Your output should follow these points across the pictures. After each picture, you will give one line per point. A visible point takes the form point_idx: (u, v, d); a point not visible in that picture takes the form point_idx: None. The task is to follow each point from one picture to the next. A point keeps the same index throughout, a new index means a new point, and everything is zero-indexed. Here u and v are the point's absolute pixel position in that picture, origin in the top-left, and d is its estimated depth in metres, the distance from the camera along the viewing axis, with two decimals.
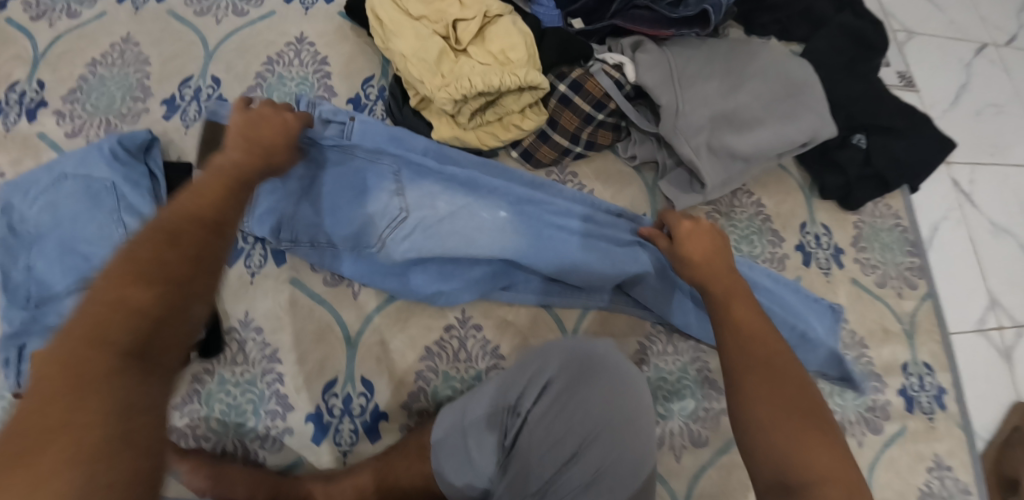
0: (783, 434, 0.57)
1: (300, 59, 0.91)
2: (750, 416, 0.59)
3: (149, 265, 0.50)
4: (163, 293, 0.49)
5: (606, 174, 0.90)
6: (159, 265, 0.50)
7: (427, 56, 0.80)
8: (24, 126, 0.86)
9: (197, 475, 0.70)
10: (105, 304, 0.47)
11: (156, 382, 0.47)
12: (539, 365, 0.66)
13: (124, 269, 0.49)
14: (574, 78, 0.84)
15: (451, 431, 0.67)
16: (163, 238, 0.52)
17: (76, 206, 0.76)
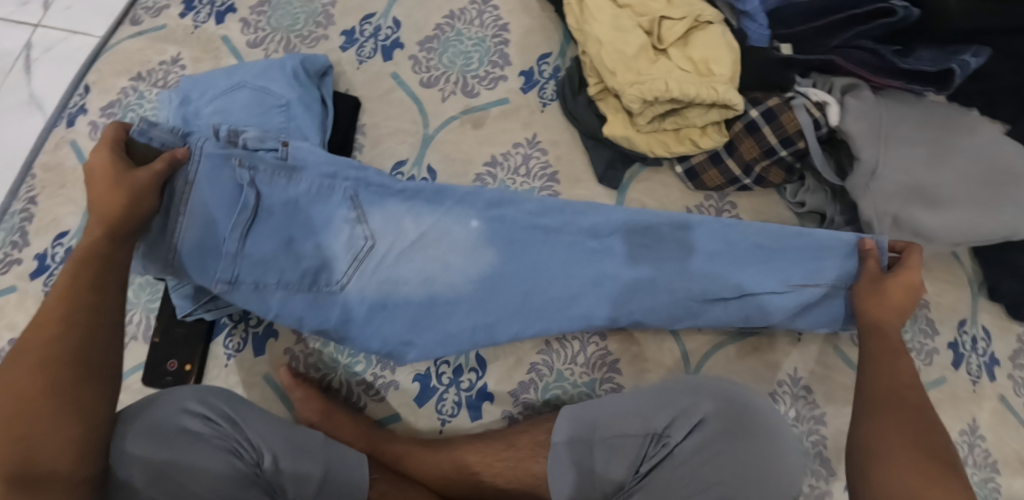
0: (906, 470, 0.58)
1: (481, 19, 0.88)
2: (867, 440, 0.62)
3: (61, 338, 0.57)
4: (67, 354, 0.57)
5: (767, 213, 0.83)
6: (65, 315, 0.58)
7: (626, 47, 0.76)
8: (209, 27, 0.87)
9: (308, 405, 0.72)
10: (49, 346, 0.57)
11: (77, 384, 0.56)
12: (694, 402, 0.65)
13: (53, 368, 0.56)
14: (770, 106, 0.77)
15: (581, 440, 0.66)
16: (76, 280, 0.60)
17: (248, 115, 0.77)
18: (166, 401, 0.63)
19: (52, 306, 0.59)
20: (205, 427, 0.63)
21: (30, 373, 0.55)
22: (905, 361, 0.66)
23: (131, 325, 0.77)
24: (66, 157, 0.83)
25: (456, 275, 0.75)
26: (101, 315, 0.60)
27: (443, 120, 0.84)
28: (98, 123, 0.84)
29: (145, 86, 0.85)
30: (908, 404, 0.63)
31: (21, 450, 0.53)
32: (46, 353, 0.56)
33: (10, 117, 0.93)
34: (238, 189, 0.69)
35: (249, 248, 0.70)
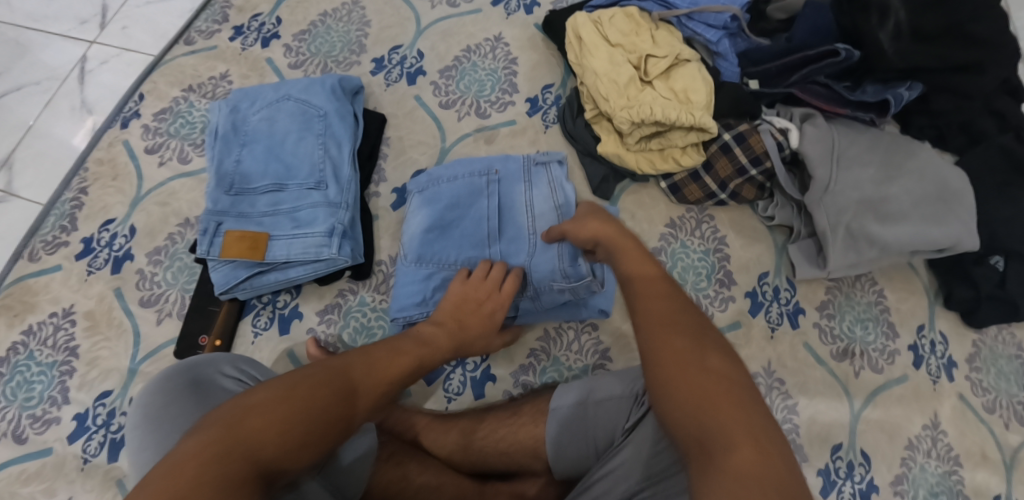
0: (726, 426, 0.55)
1: (494, 54, 1.01)
2: (672, 415, 0.58)
3: (293, 401, 0.59)
4: (223, 447, 0.55)
5: (742, 226, 0.95)
6: (320, 403, 0.60)
7: (617, 78, 0.88)
8: (255, 50, 0.99)
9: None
10: (276, 426, 0.57)
11: (233, 463, 0.54)
12: None
13: (219, 447, 0.55)
14: (741, 131, 0.89)
15: (575, 405, 0.73)
16: (322, 387, 0.62)
17: (291, 122, 0.87)
18: (203, 365, 0.70)
19: (298, 394, 0.60)
20: (239, 385, 0.70)
21: (257, 424, 0.57)
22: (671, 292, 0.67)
23: (168, 302, 0.83)
24: (119, 154, 0.91)
25: (471, 248, 0.84)
26: (332, 420, 0.61)
27: (458, 137, 0.95)
28: (150, 126, 0.93)
29: (195, 97, 0.95)
30: (688, 332, 0.62)
31: (213, 487, 0.52)
32: (213, 448, 0.54)
33: (63, 120, 1.00)
34: (293, 180, 0.84)
35: (313, 223, 0.81)
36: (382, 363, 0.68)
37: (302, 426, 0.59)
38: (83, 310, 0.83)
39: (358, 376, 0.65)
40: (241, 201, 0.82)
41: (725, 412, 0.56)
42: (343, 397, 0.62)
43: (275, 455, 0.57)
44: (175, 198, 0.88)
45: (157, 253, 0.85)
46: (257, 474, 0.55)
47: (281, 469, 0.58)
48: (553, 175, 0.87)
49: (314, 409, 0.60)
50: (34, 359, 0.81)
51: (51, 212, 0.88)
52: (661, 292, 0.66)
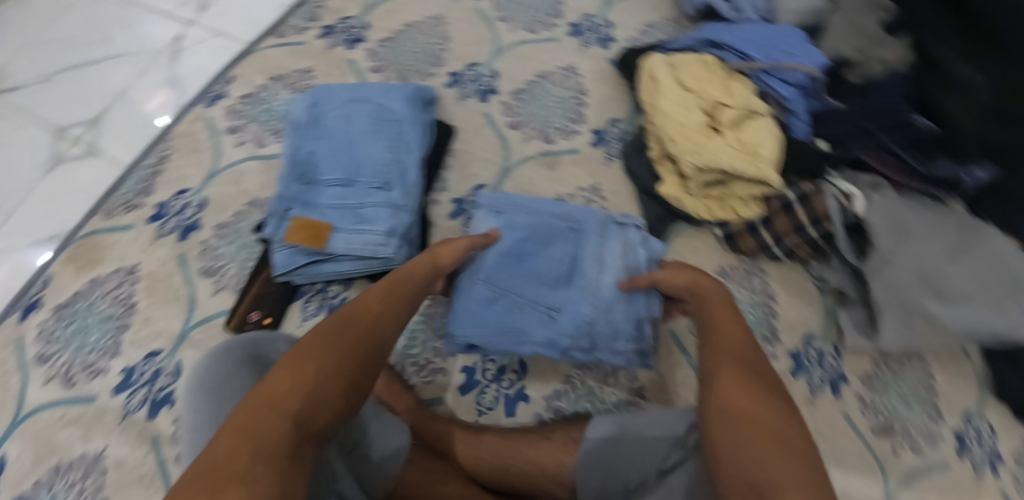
0: (778, 471, 0.53)
1: (566, 83, 1.03)
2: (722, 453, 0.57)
3: (303, 355, 0.61)
4: (257, 409, 0.56)
5: (793, 284, 0.94)
6: (325, 350, 0.62)
7: (687, 122, 0.88)
8: (340, 50, 1.04)
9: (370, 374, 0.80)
10: (297, 380, 0.59)
11: (270, 420, 0.55)
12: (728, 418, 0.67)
13: (253, 409, 0.56)
14: (804, 190, 0.87)
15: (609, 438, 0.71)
16: (328, 341, 0.63)
17: (363, 121, 0.89)
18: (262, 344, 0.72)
19: (308, 350, 0.62)
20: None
21: (284, 384, 0.59)
22: (736, 332, 0.66)
23: (225, 276, 0.86)
24: (200, 130, 0.97)
25: (540, 286, 0.82)
26: (343, 365, 0.62)
27: (521, 157, 0.96)
28: (233, 108, 0.99)
29: (279, 87, 1.00)
30: (747, 367, 0.62)
31: (252, 448, 0.53)
32: (251, 412, 0.56)
33: (151, 90, 1.05)
34: (361, 177, 0.85)
35: (376, 223, 0.83)
36: (383, 301, 0.69)
37: (315, 373, 0.60)
38: (146, 271, 0.87)
39: (365, 321, 0.66)
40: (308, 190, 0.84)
41: (782, 457, 0.54)
42: (363, 352, 0.65)
43: (314, 411, 0.59)
44: (246, 178, 0.93)
45: (223, 227, 0.89)
46: (294, 428, 0.56)
47: (314, 422, 0.59)
48: (628, 236, 0.85)
49: (323, 358, 0.61)
50: (95, 309, 0.85)
51: (133, 174, 0.94)
52: (733, 330, 0.67)
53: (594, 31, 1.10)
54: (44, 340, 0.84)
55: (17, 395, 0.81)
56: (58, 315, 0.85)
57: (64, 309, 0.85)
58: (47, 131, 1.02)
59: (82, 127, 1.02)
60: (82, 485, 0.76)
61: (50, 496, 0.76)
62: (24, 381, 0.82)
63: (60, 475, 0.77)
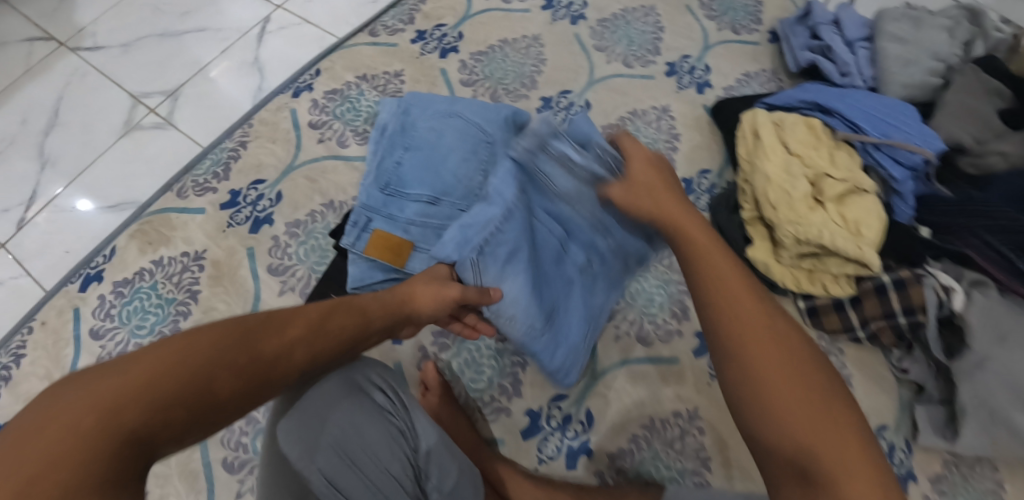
0: None
1: (659, 124, 1.00)
2: None
3: (176, 349, 0.48)
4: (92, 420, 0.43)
5: (869, 369, 0.90)
6: (209, 345, 0.50)
7: (791, 189, 0.84)
8: (431, 58, 1.01)
9: (437, 411, 0.77)
10: (155, 383, 0.46)
11: (96, 433, 0.43)
12: None
13: (86, 415, 0.44)
14: (901, 277, 0.84)
15: None
16: (209, 338, 0.50)
17: (455, 137, 0.85)
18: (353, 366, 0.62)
19: (179, 344, 0.49)
20: (387, 402, 0.61)
21: (172, 349, 0.48)
22: (736, 267, 0.60)
23: (293, 277, 0.84)
24: (283, 120, 0.94)
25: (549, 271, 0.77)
26: (213, 367, 0.49)
27: None
28: (318, 102, 0.96)
29: (367, 87, 0.97)
30: (832, 413, 0.50)
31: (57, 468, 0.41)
32: (71, 416, 0.43)
33: (232, 71, 1.05)
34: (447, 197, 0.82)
35: None
36: (315, 319, 0.57)
37: (170, 367, 0.47)
38: (211, 258, 0.85)
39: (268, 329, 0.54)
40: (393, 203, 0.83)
41: None
42: (226, 370, 0.50)
43: (198, 385, 0.48)
44: (324, 178, 0.90)
45: (295, 226, 0.86)
46: (127, 447, 0.44)
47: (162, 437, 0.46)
48: (565, 153, 0.75)
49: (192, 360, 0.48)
50: (156, 290, 0.83)
51: (208, 155, 0.92)
52: (768, 332, 0.54)
53: (691, 74, 1.05)
54: (101, 315, 0.83)
55: (68, 367, 0.80)
56: (118, 291, 0.84)
57: (125, 285, 0.84)
58: (126, 97, 1.03)
59: (159, 97, 1.03)
60: None
61: None
62: (77, 355, 0.81)
63: None
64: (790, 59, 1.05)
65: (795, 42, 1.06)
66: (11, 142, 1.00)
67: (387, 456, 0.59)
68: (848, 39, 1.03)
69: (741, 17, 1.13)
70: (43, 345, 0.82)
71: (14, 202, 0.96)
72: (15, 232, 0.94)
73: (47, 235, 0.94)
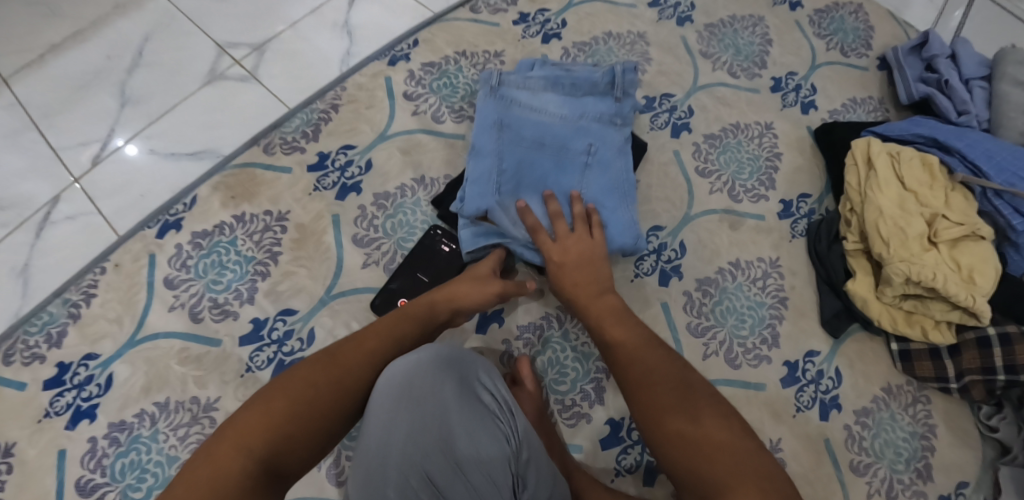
0: None
1: (760, 140, 0.96)
2: None
3: (288, 387, 0.59)
4: (274, 417, 0.57)
5: (957, 423, 0.86)
6: (310, 379, 0.60)
7: (906, 227, 0.80)
8: (534, 41, 0.97)
9: (526, 405, 0.70)
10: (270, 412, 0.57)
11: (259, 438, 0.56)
12: None
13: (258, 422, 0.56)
14: (1010, 331, 0.80)
15: None
16: (311, 376, 0.61)
17: (553, 101, 0.80)
18: (467, 363, 0.65)
19: (295, 387, 0.59)
20: (495, 403, 0.64)
21: (289, 387, 0.59)
22: (625, 323, 0.68)
23: (379, 251, 0.79)
24: (378, 88, 0.88)
25: (607, 195, 0.76)
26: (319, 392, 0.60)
27: (705, 210, 0.88)
28: (414, 75, 0.90)
29: (466, 63, 0.93)
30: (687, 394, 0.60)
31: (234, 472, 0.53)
32: (256, 418, 0.57)
33: (324, 32, 1.02)
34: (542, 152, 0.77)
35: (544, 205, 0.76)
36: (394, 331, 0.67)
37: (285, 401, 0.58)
38: (295, 221, 0.80)
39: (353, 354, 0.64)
40: (517, 161, 0.76)
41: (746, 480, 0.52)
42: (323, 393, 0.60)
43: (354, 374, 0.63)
44: (421, 149, 0.84)
45: (384, 198, 0.81)
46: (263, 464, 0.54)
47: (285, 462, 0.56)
48: (553, 82, 0.80)
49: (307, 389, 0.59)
50: (235, 246, 0.79)
51: (298, 114, 0.86)
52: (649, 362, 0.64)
53: (797, 92, 1.02)
54: (177, 265, 0.78)
55: (140, 313, 0.76)
56: (196, 242, 0.79)
57: (204, 238, 0.80)
58: (212, 46, 1.01)
59: (247, 49, 1.01)
60: (189, 429, 0.72)
61: (152, 432, 0.71)
62: (149, 303, 0.76)
63: (167, 413, 0.72)
64: (901, 90, 1.02)
65: (908, 72, 1.02)
66: (93, 75, 0.98)
67: (493, 465, 0.60)
68: (965, 76, 1.00)
69: (851, 39, 1.09)
70: (116, 287, 0.78)
71: (93, 136, 0.95)
72: (90, 168, 0.92)
73: (125, 172, 0.92)
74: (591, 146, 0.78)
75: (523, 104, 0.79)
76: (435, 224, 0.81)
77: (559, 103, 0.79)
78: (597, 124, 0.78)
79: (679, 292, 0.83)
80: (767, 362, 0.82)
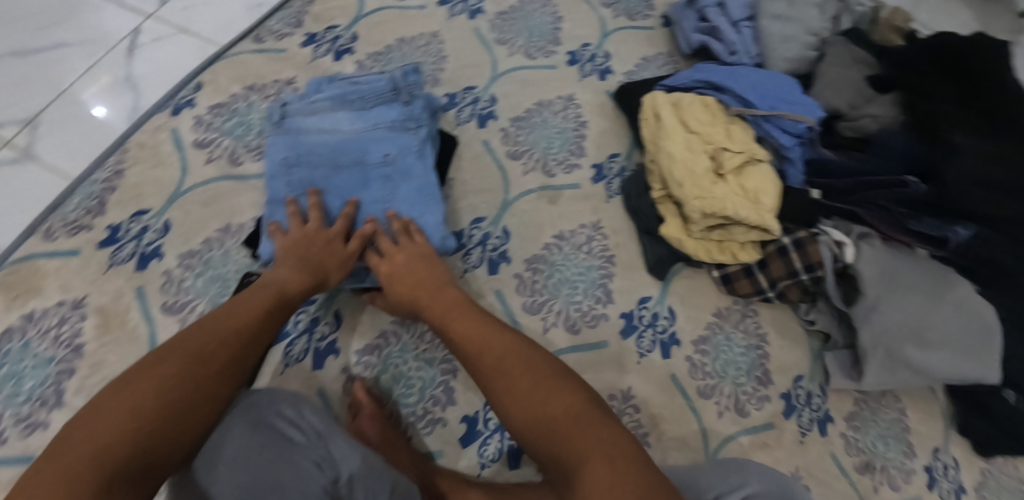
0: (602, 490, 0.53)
1: (564, 113, 1.01)
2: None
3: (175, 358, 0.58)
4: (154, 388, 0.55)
5: (783, 327, 0.96)
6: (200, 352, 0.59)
7: (694, 167, 0.87)
8: (327, 61, 0.97)
9: (372, 429, 0.72)
10: (157, 379, 0.56)
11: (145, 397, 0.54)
12: (741, 479, 0.70)
13: (144, 387, 0.55)
14: (799, 236, 0.90)
15: None
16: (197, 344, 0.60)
17: (344, 116, 0.80)
18: (266, 403, 0.64)
19: (180, 355, 0.58)
20: (301, 434, 0.64)
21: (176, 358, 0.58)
22: (469, 314, 0.70)
23: (193, 313, 0.76)
24: (163, 140, 0.86)
25: (409, 205, 0.78)
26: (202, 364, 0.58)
27: (522, 191, 0.93)
28: (202, 119, 0.88)
29: (254, 96, 0.91)
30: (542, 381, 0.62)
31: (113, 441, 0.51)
32: (143, 385, 0.55)
33: (102, 92, 0.96)
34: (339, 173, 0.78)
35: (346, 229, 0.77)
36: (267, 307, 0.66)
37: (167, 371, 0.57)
38: (95, 305, 0.76)
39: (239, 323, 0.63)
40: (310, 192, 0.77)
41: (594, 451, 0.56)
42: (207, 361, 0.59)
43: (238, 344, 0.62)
44: (223, 198, 0.83)
45: (189, 256, 0.79)
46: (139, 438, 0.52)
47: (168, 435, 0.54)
48: (342, 99, 0.81)
49: (197, 361, 0.58)
50: (30, 350, 0.73)
51: (77, 190, 0.82)
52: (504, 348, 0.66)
53: (592, 61, 1.07)
54: None
55: None
56: None
57: None
58: None
59: (16, 128, 0.93)
60: None
61: None
62: None
63: None
64: (682, 42, 1.10)
65: (685, 24, 1.10)
66: None
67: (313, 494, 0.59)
68: (733, 19, 1.07)
69: (636, 4, 1.16)
70: None
71: None
72: None
73: None
74: (387, 153, 0.78)
75: (316, 128, 0.79)
76: (249, 269, 0.79)
77: (350, 118, 0.80)
78: (389, 131, 0.79)
79: (510, 276, 0.87)
80: (604, 320, 0.87)
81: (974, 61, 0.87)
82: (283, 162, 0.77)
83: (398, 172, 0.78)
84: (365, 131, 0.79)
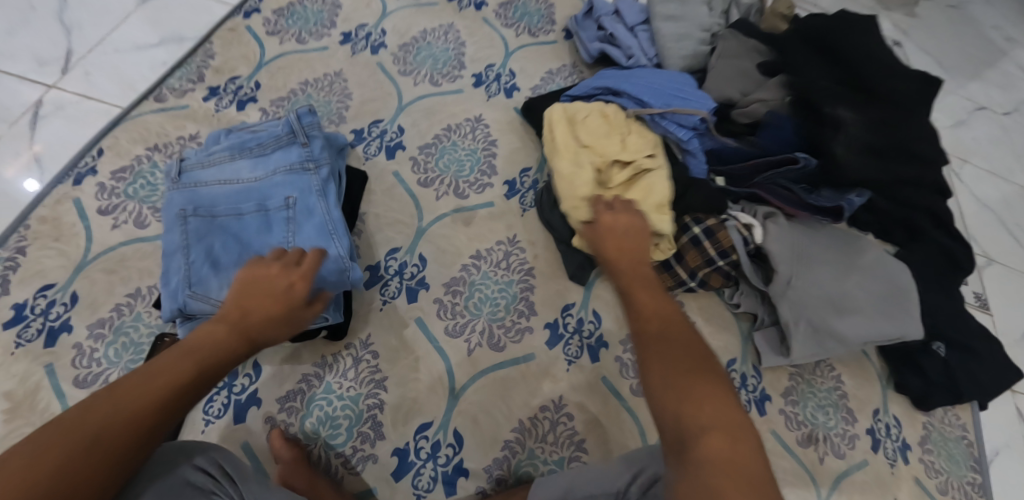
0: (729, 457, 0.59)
1: (473, 135, 1.03)
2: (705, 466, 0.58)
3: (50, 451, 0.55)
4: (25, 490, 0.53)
5: (711, 314, 0.98)
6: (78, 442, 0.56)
7: (579, 183, 0.90)
8: (230, 113, 0.98)
9: (298, 477, 0.74)
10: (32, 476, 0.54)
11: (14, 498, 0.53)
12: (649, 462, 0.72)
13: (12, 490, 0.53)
14: (709, 225, 0.93)
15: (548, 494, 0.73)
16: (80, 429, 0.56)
17: (244, 166, 0.83)
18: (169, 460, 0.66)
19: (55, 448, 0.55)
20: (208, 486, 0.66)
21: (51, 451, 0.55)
22: (660, 306, 0.73)
23: (106, 384, 0.77)
24: (66, 212, 0.86)
25: (314, 241, 0.80)
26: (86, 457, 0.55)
27: (436, 216, 0.94)
28: (106, 186, 0.89)
29: (157, 156, 0.92)
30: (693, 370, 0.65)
31: None
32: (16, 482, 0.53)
33: None
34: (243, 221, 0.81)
35: None
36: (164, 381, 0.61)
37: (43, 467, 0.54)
38: (3, 390, 0.76)
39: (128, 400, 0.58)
40: (208, 244, 0.78)
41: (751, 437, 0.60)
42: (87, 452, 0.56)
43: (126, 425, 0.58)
44: (132, 264, 0.84)
45: (99, 326, 0.80)
46: None
47: None
48: (238, 150, 0.84)
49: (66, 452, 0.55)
50: None
51: None
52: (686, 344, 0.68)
53: (498, 81, 1.09)
54: None
55: None
56: None
57: None
58: None
59: None
60: None
61: None
62: None
63: None
64: (583, 51, 1.13)
65: (583, 35, 1.13)
66: None
67: None
68: (628, 25, 1.12)
69: (536, 20, 1.18)
70: None
71: None
72: None
73: None
74: (289, 198, 0.82)
75: (215, 180, 0.82)
76: (162, 331, 0.81)
77: (248, 167, 0.83)
78: (288, 174, 0.83)
79: (430, 302, 0.88)
80: (529, 333, 0.88)
81: (842, 39, 0.91)
82: (180, 216, 0.79)
83: (301, 212, 0.82)
84: (264, 178, 0.83)
